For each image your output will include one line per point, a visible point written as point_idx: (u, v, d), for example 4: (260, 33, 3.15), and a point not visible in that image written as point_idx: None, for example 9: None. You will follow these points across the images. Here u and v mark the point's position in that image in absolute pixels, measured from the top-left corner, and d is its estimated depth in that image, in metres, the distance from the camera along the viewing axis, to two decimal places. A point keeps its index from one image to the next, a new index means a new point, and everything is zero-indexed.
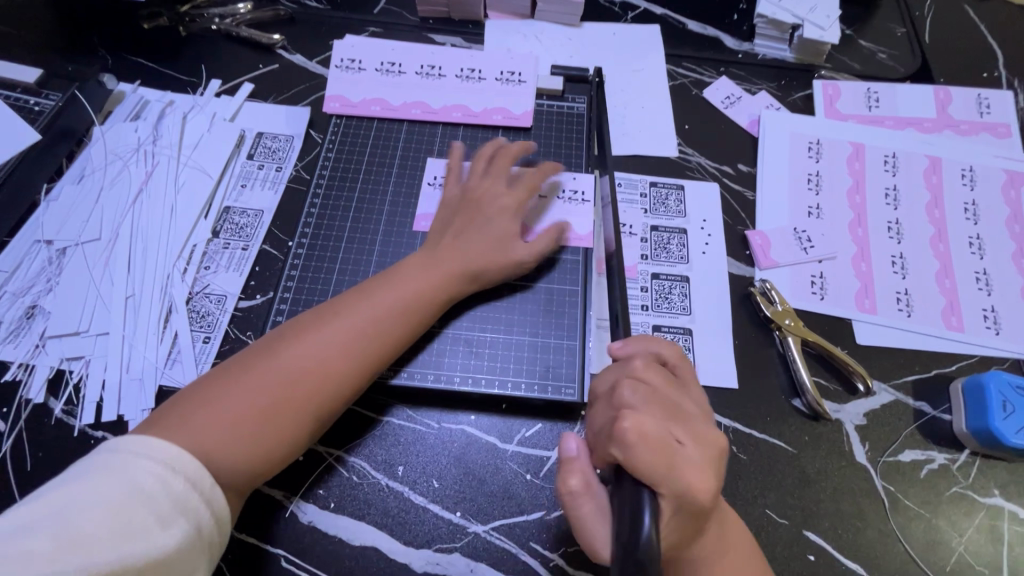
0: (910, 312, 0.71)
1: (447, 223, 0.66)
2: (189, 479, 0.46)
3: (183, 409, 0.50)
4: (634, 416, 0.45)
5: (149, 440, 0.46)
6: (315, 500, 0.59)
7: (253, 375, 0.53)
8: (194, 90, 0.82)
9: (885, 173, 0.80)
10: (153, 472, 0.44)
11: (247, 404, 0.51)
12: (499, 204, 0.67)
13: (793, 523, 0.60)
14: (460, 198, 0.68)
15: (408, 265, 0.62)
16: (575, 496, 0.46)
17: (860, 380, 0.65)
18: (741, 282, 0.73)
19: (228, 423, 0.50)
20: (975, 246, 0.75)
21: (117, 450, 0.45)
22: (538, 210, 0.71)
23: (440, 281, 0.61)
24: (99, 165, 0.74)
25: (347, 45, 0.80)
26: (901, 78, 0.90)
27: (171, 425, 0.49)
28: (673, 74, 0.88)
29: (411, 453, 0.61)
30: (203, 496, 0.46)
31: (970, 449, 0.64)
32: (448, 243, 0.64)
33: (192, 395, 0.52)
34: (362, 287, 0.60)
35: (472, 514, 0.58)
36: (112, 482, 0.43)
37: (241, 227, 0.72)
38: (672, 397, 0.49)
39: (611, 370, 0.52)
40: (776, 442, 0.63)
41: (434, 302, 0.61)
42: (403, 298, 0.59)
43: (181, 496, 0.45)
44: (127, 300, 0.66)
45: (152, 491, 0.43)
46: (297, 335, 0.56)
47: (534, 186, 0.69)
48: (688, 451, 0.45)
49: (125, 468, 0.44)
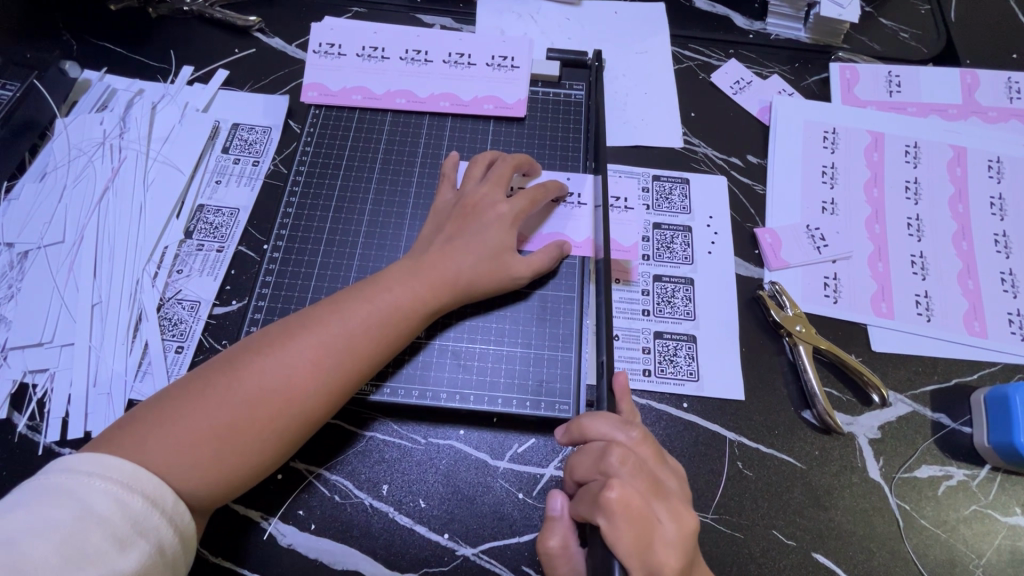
0: (930, 316, 0.66)
1: (439, 231, 0.61)
2: (148, 498, 0.43)
3: (140, 424, 0.47)
4: (622, 486, 0.44)
5: (101, 458, 0.43)
6: (295, 520, 0.55)
7: (215, 390, 0.49)
8: (164, 78, 0.76)
9: (905, 164, 0.74)
10: (109, 493, 0.42)
11: (206, 421, 0.47)
12: (495, 213, 0.61)
13: (802, 545, 0.56)
14: (454, 204, 0.63)
15: (392, 274, 0.58)
16: (553, 556, 0.47)
17: (875, 391, 0.61)
18: (748, 283, 0.68)
19: (190, 442, 0.46)
20: (1001, 244, 0.70)
21: (67, 471, 0.42)
22: (541, 218, 0.66)
23: (425, 292, 0.57)
24: (63, 160, 0.70)
25: (325, 28, 0.75)
26: (924, 59, 0.83)
27: (128, 440, 0.46)
28: (679, 57, 0.82)
29: (397, 471, 0.58)
30: (164, 514, 0.44)
31: (991, 464, 0.60)
32: (438, 248, 0.59)
33: (152, 409, 0.48)
34: (340, 296, 0.56)
35: (461, 536, 0.55)
36: (64, 505, 0.40)
37: (216, 228, 0.67)
38: (662, 471, 0.48)
39: (609, 424, 0.49)
40: (784, 458, 0.60)
41: (416, 314, 0.56)
42: (382, 310, 0.55)
43: (140, 516, 0.42)
44: (94, 307, 0.62)
45: (106, 513, 0.41)
46: (267, 348, 0.52)
47: (536, 198, 0.63)
48: (666, 528, 0.44)
49: (75, 491, 0.41)
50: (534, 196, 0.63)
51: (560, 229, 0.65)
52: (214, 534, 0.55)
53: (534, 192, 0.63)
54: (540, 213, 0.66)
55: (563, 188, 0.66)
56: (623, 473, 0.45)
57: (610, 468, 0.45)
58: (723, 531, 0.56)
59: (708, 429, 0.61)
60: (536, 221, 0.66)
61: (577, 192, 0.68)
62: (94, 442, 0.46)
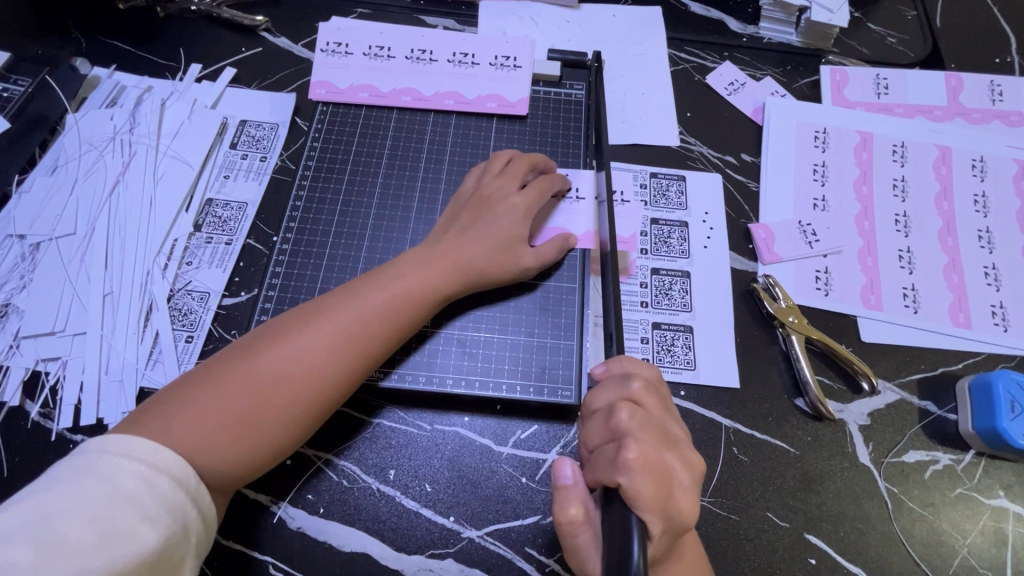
0: (916, 308, 0.69)
1: (454, 220, 0.63)
2: (173, 478, 0.44)
3: (163, 406, 0.48)
4: (636, 444, 0.46)
5: (128, 440, 0.45)
6: (304, 504, 0.57)
7: (235, 373, 0.50)
8: (173, 75, 0.78)
9: (893, 163, 0.77)
10: (136, 473, 0.43)
11: (227, 404, 0.49)
12: (505, 205, 0.63)
13: (794, 526, 0.58)
14: (470, 195, 0.65)
15: (404, 260, 0.59)
16: (574, 523, 0.46)
17: (864, 379, 0.64)
18: (742, 277, 0.70)
19: (209, 426, 0.48)
20: (984, 239, 0.73)
21: (95, 453, 0.43)
22: (546, 213, 0.68)
23: (436, 278, 0.58)
24: (73, 154, 0.71)
25: (332, 28, 0.77)
26: (910, 63, 0.86)
27: (152, 423, 0.47)
28: (675, 58, 0.84)
29: (403, 456, 0.59)
30: (188, 493, 0.45)
31: (975, 449, 0.62)
32: (450, 238, 0.61)
33: (171, 394, 0.49)
34: (352, 283, 0.58)
35: (466, 519, 0.57)
36: (93, 485, 0.41)
37: (225, 221, 0.69)
38: (669, 421, 0.50)
39: (611, 386, 0.51)
40: (778, 444, 0.62)
41: (428, 300, 0.58)
42: (392, 298, 0.56)
43: (166, 495, 0.43)
44: (105, 298, 0.64)
45: (135, 491, 0.42)
46: (280, 335, 0.53)
47: (543, 190, 0.65)
48: (680, 477, 0.47)
49: (104, 472, 0.42)
50: (541, 188, 0.65)
51: (576, 226, 0.67)
52: (226, 518, 0.56)
53: (542, 184, 0.66)
54: (545, 208, 0.68)
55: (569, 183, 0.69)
56: (637, 430, 0.47)
57: (622, 426, 0.47)
58: (719, 512, 0.58)
59: (705, 416, 0.63)
60: (543, 215, 0.68)
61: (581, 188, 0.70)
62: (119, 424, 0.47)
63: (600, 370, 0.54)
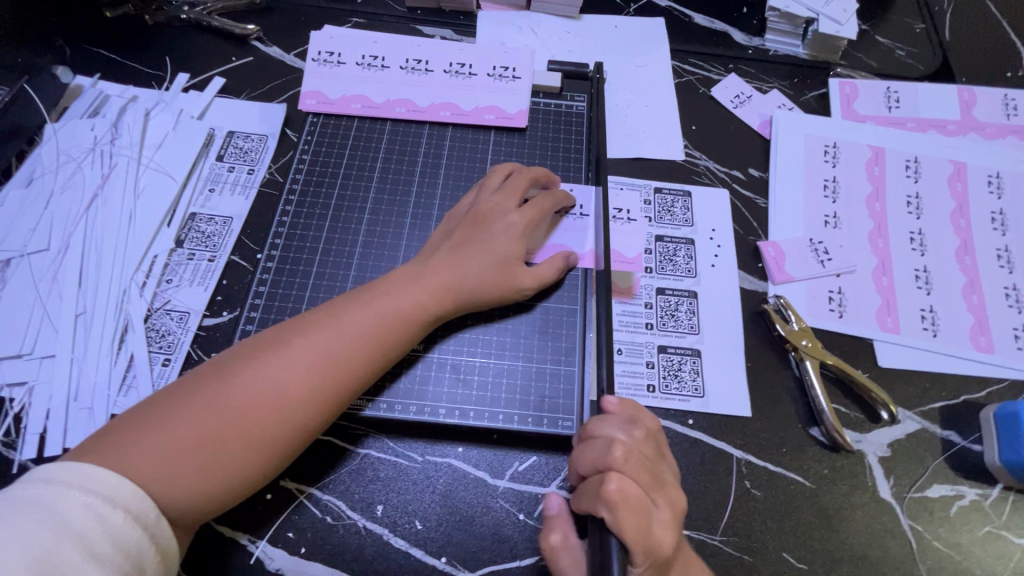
0: (935, 331, 0.66)
1: (449, 236, 0.60)
2: (130, 513, 0.41)
3: (126, 430, 0.44)
4: (620, 477, 0.44)
5: (84, 468, 0.41)
6: (284, 543, 0.53)
7: (206, 396, 0.47)
8: (159, 84, 0.75)
9: (906, 179, 0.74)
10: (88, 508, 0.39)
11: (196, 430, 0.45)
12: (505, 222, 0.60)
13: (812, 567, 0.54)
14: (466, 212, 0.62)
15: (395, 277, 0.56)
16: (554, 551, 0.50)
17: (883, 408, 0.60)
18: (753, 297, 0.67)
19: (175, 453, 0.44)
20: (1004, 259, 0.70)
21: (47, 483, 0.40)
22: (545, 232, 0.64)
23: (428, 296, 0.55)
24: (50, 166, 0.68)
25: (326, 37, 0.74)
26: (921, 76, 0.84)
27: (111, 450, 0.43)
28: (679, 71, 0.82)
29: (392, 491, 0.55)
30: (146, 530, 0.41)
31: (1003, 483, 0.58)
32: (445, 253, 0.58)
33: (136, 418, 0.46)
34: (339, 300, 0.54)
35: (459, 560, 0.53)
36: (38, 519, 0.37)
37: (208, 237, 0.65)
38: (660, 464, 0.49)
39: (612, 423, 0.49)
40: (793, 477, 0.58)
41: (419, 320, 0.55)
42: (380, 315, 0.53)
43: (121, 532, 0.40)
44: (78, 318, 0.60)
45: (85, 529, 0.38)
46: (258, 354, 0.49)
47: (544, 208, 0.62)
48: (661, 514, 0.45)
49: (53, 505, 0.38)
50: (542, 207, 0.62)
51: (578, 243, 0.64)
52: (199, 557, 0.52)
53: (543, 202, 0.62)
54: (546, 226, 0.65)
55: (571, 199, 0.65)
56: (627, 466, 0.45)
57: (617, 459, 0.45)
58: (731, 553, 0.54)
59: (715, 446, 0.59)
60: (543, 233, 0.64)
61: (584, 205, 0.67)
62: (76, 449, 0.43)
63: (612, 402, 0.51)
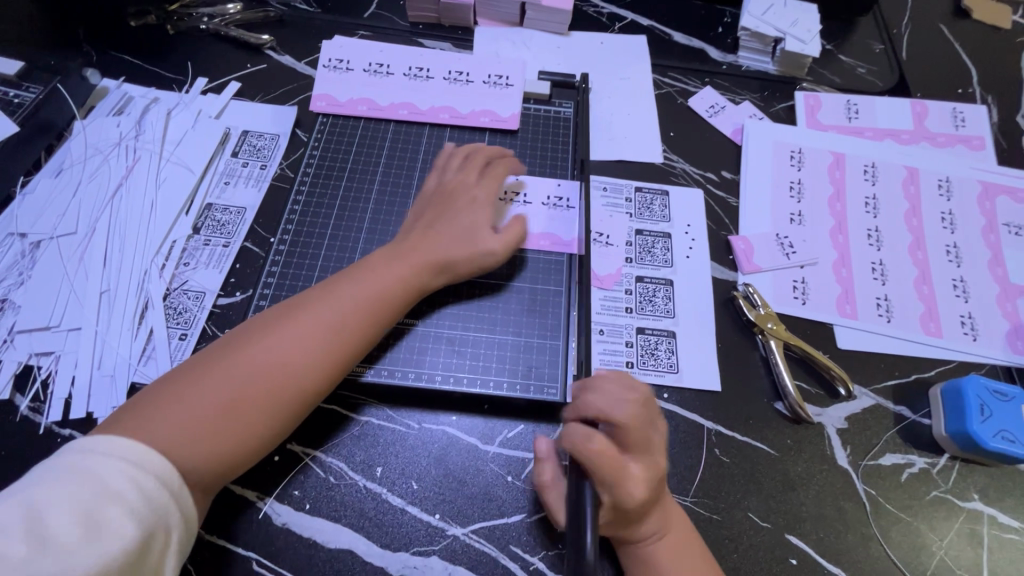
0: (890, 317, 0.72)
1: (421, 215, 0.66)
2: (158, 479, 0.45)
3: (147, 407, 0.49)
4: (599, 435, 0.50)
5: (114, 440, 0.45)
6: (290, 501, 0.57)
7: (218, 372, 0.51)
8: (179, 87, 0.81)
9: (864, 182, 0.81)
10: (122, 471, 0.43)
11: (212, 400, 0.50)
12: (470, 198, 0.67)
13: (775, 527, 0.59)
14: (434, 191, 0.68)
15: (379, 255, 0.62)
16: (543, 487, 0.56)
17: (841, 384, 0.66)
18: (724, 285, 0.73)
19: (195, 421, 0.49)
20: (952, 254, 0.77)
21: (85, 451, 0.44)
22: (501, 210, 0.71)
23: (411, 273, 0.61)
24: (79, 158, 0.74)
25: (336, 46, 0.81)
26: (879, 91, 0.92)
27: (136, 423, 0.47)
28: (659, 83, 0.89)
29: (391, 454, 0.60)
30: (172, 495, 0.45)
31: (950, 453, 0.64)
32: (420, 229, 0.64)
33: (156, 395, 0.50)
34: (331, 280, 0.60)
35: (451, 517, 0.57)
36: (80, 482, 0.42)
37: (223, 224, 0.71)
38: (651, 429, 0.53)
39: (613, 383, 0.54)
40: (759, 446, 0.63)
41: (404, 295, 0.60)
42: (371, 291, 0.58)
43: (151, 495, 0.44)
44: (102, 295, 0.65)
45: (121, 490, 0.42)
46: (261, 331, 0.55)
47: (499, 178, 0.70)
48: (632, 472, 0.51)
49: (91, 470, 0.42)
50: (496, 178, 0.69)
51: (534, 223, 0.71)
52: (212, 514, 0.56)
53: (497, 173, 0.70)
54: (498, 208, 0.72)
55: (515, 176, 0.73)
56: (615, 427, 0.51)
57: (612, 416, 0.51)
58: (701, 513, 0.59)
59: (688, 418, 0.64)
60: (499, 212, 0.71)
61: (528, 191, 0.73)
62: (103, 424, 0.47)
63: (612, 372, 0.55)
